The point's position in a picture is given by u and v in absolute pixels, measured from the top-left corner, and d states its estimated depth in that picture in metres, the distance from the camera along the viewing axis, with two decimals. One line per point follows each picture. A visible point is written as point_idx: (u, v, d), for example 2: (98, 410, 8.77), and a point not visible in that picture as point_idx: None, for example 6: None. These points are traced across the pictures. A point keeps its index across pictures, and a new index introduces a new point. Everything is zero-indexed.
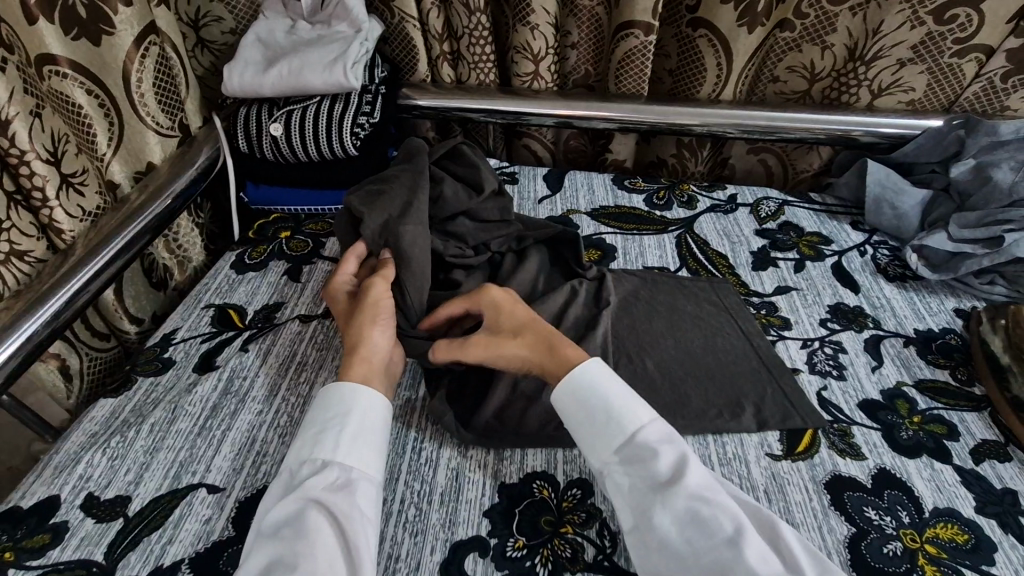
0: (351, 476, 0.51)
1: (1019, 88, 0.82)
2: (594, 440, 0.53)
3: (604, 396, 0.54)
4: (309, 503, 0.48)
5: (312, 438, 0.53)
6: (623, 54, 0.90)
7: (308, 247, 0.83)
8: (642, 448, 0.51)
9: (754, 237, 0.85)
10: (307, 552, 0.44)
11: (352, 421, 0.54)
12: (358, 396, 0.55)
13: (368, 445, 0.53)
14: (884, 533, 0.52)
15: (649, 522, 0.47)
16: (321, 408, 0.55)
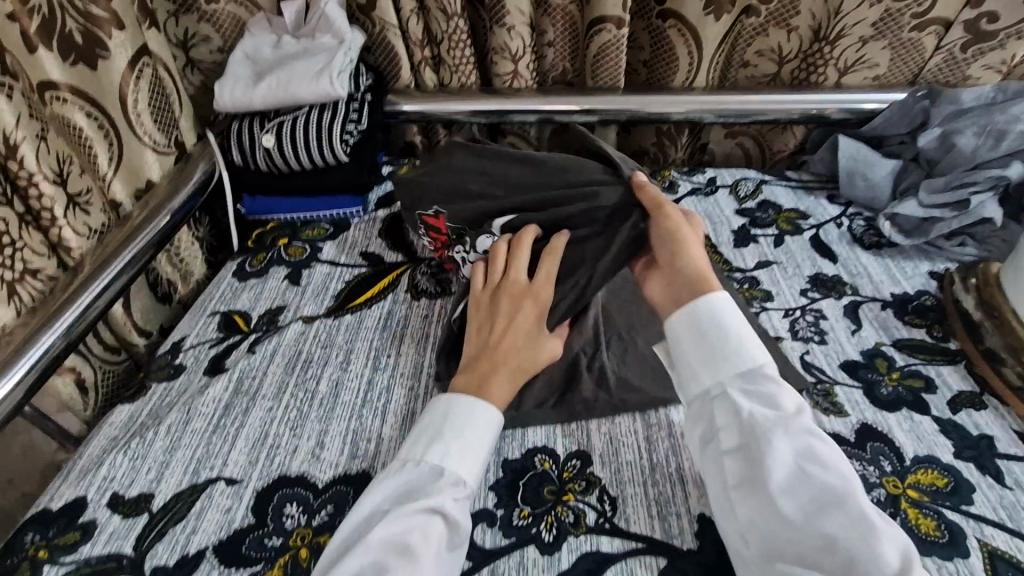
0: (465, 493, 0.51)
1: (978, 57, 0.86)
2: (706, 365, 0.54)
3: (723, 328, 0.54)
4: (428, 514, 0.49)
5: (445, 447, 0.53)
6: (597, 48, 0.94)
7: (306, 253, 0.87)
8: (764, 381, 0.52)
9: (734, 217, 0.89)
10: (419, 562, 0.46)
11: (472, 434, 0.54)
12: (489, 414, 0.55)
13: (482, 464, 0.54)
14: (867, 482, 0.55)
15: (757, 445, 0.48)
16: (457, 411, 0.55)
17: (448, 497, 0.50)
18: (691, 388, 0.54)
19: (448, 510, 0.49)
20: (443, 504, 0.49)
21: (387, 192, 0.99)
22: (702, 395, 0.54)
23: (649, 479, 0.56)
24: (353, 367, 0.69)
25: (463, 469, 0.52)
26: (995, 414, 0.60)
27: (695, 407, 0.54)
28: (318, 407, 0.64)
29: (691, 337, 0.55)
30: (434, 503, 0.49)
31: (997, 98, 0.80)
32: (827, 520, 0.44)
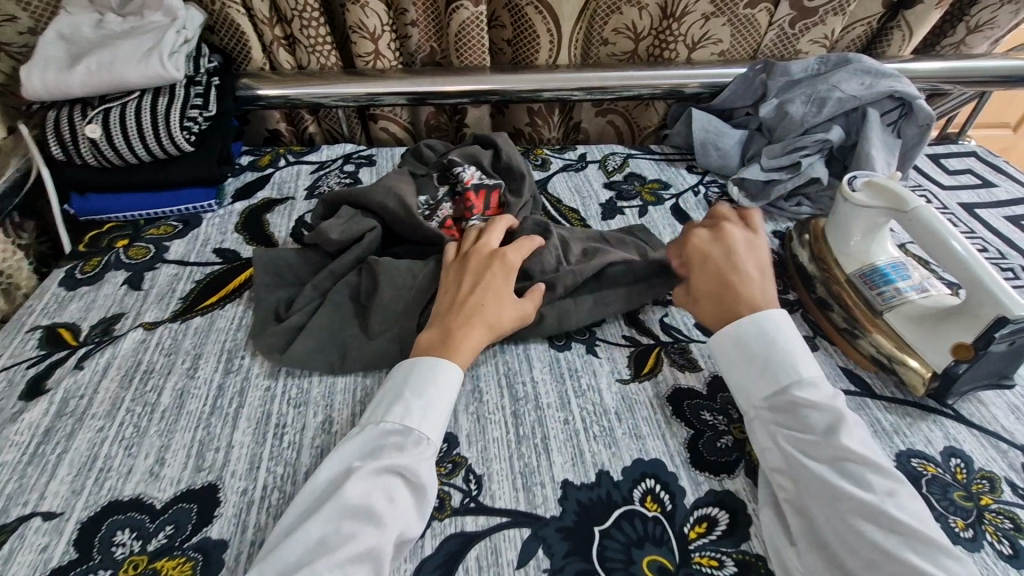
0: (426, 450, 0.51)
1: (805, 32, 0.93)
2: (747, 390, 0.56)
3: (772, 347, 0.55)
4: (390, 474, 0.48)
5: (399, 407, 0.52)
6: (458, 26, 0.92)
7: (149, 254, 0.78)
8: (798, 411, 0.51)
9: (602, 190, 0.91)
10: (380, 522, 0.45)
11: (438, 397, 0.54)
12: (447, 370, 0.55)
13: (441, 422, 0.53)
14: (717, 430, 0.58)
15: (835, 488, 0.46)
16: (421, 371, 0.55)
17: (408, 456, 0.50)
18: (766, 440, 0.53)
19: (409, 470, 0.49)
20: (403, 462, 0.49)
21: (244, 183, 0.92)
22: (768, 441, 0.52)
23: (515, 452, 0.56)
24: (202, 374, 0.63)
25: (422, 425, 0.52)
26: (826, 354, 0.66)
27: (774, 460, 0.51)
28: (160, 420, 0.58)
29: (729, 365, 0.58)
30: (392, 464, 0.48)
31: (821, 68, 0.87)
32: (904, 566, 0.41)
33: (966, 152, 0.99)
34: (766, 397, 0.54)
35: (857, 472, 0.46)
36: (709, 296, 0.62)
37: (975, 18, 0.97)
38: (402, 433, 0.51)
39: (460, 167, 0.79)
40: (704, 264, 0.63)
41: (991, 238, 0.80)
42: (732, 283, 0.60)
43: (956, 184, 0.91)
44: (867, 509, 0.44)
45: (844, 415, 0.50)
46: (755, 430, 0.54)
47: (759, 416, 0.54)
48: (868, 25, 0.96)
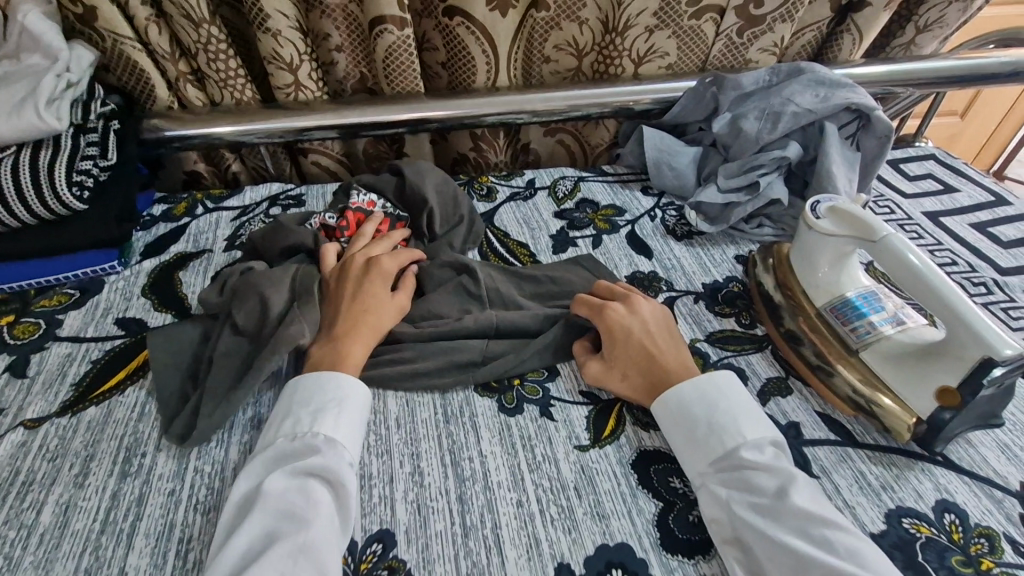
0: (338, 452, 0.50)
1: (753, 40, 0.89)
2: (690, 460, 0.52)
3: (709, 408, 0.53)
4: (297, 483, 0.47)
5: (303, 419, 0.52)
6: (385, 51, 0.85)
7: (39, 331, 0.68)
8: (748, 475, 0.48)
9: (553, 221, 0.84)
10: (306, 521, 0.45)
11: (336, 404, 0.53)
12: (346, 384, 0.55)
13: (350, 426, 0.53)
14: (688, 500, 0.52)
15: (803, 558, 0.42)
16: (307, 387, 0.54)
17: (323, 457, 0.49)
18: (711, 510, 0.49)
19: (324, 469, 0.48)
20: (315, 465, 0.48)
21: (155, 237, 0.82)
22: (717, 512, 0.48)
23: (461, 550, 0.48)
24: (93, 480, 0.54)
25: (326, 428, 0.51)
26: (800, 397, 0.60)
27: (724, 532, 0.47)
28: (37, 547, 0.49)
29: (670, 438, 0.54)
30: (309, 467, 0.48)
31: (772, 79, 0.82)
32: None
33: (924, 155, 0.96)
34: (712, 464, 0.50)
35: (821, 535, 0.43)
36: (638, 371, 0.58)
37: (924, 17, 0.94)
38: (311, 437, 0.51)
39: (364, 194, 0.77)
40: (629, 339, 0.59)
41: (959, 250, 0.76)
42: (658, 357, 0.58)
43: (917, 191, 0.88)
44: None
45: (792, 475, 0.47)
46: (701, 500, 0.50)
47: (703, 486, 0.50)
48: (817, 30, 0.92)
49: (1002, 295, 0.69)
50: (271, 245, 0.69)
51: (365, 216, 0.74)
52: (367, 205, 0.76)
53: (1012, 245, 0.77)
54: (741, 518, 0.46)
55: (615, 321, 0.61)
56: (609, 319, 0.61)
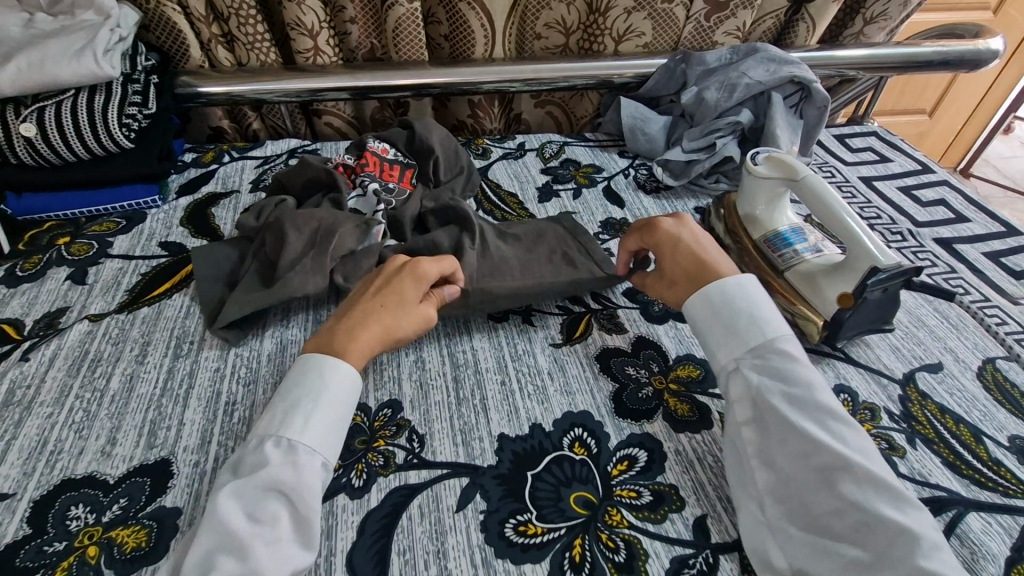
0: (302, 456, 0.50)
1: (719, 24, 1.01)
2: (725, 347, 0.58)
3: (750, 309, 0.58)
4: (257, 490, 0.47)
5: (276, 415, 0.52)
6: (394, 22, 0.96)
7: (93, 249, 0.79)
8: (780, 370, 0.53)
9: (540, 176, 0.96)
10: (255, 541, 0.44)
11: (307, 402, 0.52)
12: (327, 371, 0.54)
13: (323, 427, 0.52)
14: (640, 382, 0.64)
15: (816, 441, 0.48)
16: (291, 380, 0.54)
17: (282, 467, 0.48)
18: (740, 394, 0.55)
19: (281, 480, 0.47)
20: (271, 473, 0.47)
21: (188, 179, 0.93)
22: (744, 394, 0.54)
23: (455, 412, 0.60)
24: (151, 359, 0.65)
25: (296, 433, 0.50)
26: None
27: (747, 411, 0.54)
28: (110, 404, 0.60)
29: (704, 330, 0.60)
30: (262, 479, 0.47)
31: (732, 57, 0.95)
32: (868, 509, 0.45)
33: (867, 132, 1.09)
34: (747, 355, 0.56)
35: (832, 426, 0.50)
36: (684, 279, 0.64)
37: (869, 10, 1.07)
38: (275, 441, 0.50)
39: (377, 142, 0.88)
40: (683, 252, 0.65)
41: (884, 207, 0.89)
42: (709, 266, 0.63)
43: (857, 160, 1.01)
44: (841, 459, 0.47)
45: (819, 378, 0.53)
46: (731, 386, 0.56)
47: (737, 371, 0.56)
48: (776, 18, 1.04)
49: (914, 242, 0.82)
50: (295, 181, 0.80)
51: (379, 160, 0.85)
52: (380, 152, 0.87)
53: (930, 205, 0.90)
54: (766, 400, 0.52)
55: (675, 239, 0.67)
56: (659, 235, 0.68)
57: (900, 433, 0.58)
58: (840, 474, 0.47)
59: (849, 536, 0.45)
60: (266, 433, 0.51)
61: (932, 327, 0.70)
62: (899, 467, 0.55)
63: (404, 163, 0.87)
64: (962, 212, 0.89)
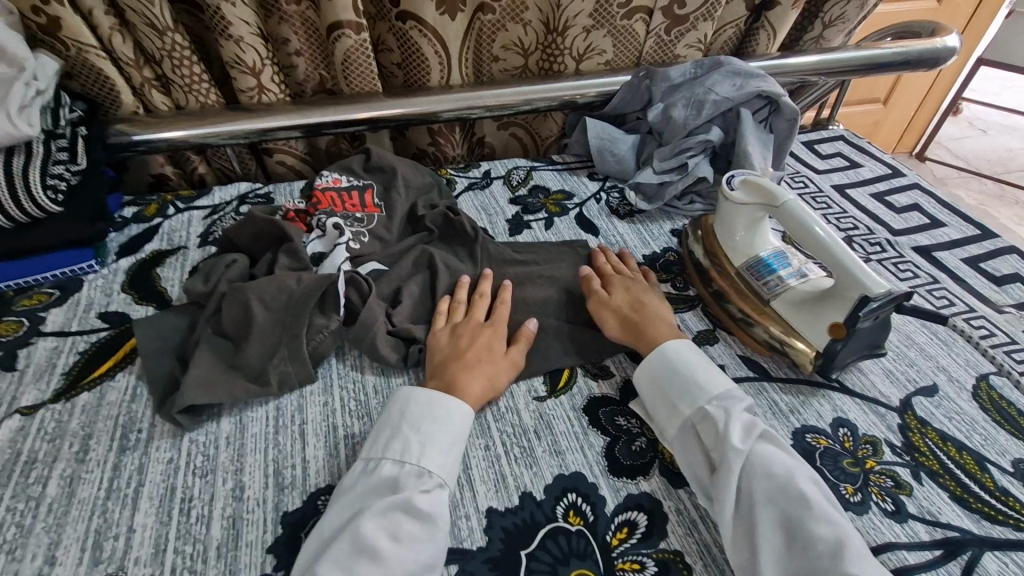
0: (434, 485, 0.52)
1: (680, 38, 0.98)
2: (660, 407, 0.59)
3: (678, 368, 0.60)
4: (400, 509, 0.49)
5: (412, 442, 0.54)
6: (343, 55, 0.91)
7: (23, 327, 0.71)
8: (742, 419, 0.55)
9: (508, 206, 0.92)
10: (392, 559, 0.46)
11: (445, 433, 0.56)
12: (454, 407, 0.57)
13: (453, 454, 0.55)
14: (632, 434, 0.60)
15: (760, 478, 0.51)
16: (418, 407, 0.57)
17: (422, 494, 0.51)
18: (695, 436, 0.56)
19: (418, 506, 0.50)
20: (412, 497, 0.50)
21: (129, 236, 0.86)
22: (703, 436, 0.56)
23: None
24: (93, 455, 0.58)
25: (434, 464, 0.53)
26: (725, 345, 0.70)
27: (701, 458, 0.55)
28: (48, 515, 0.53)
29: (653, 386, 0.61)
30: (403, 500, 0.50)
31: (696, 73, 0.92)
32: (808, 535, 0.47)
33: (834, 137, 1.08)
34: (700, 403, 0.57)
35: (781, 458, 0.52)
36: (629, 332, 0.67)
37: (828, 14, 1.05)
38: (416, 465, 0.53)
39: (321, 174, 0.85)
40: (620, 299, 0.70)
41: (860, 216, 0.88)
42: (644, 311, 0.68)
43: (828, 167, 0.99)
44: (801, 501, 0.48)
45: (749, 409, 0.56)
46: (682, 430, 0.57)
47: (698, 418, 0.57)
48: (736, 27, 1.01)
49: (893, 252, 0.81)
50: (244, 235, 0.74)
51: (328, 194, 0.82)
52: (331, 184, 0.83)
53: (904, 211, 0.89)
54: (728, 438, 0.53)
55: (625, 280, 0.73)
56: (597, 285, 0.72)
57: (905, 468, 0.56)
58: (802, 514, 0.47)
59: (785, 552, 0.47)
60: (401, 457, 0.53)
61: (922, 346, 0.68)
62: (908, 508, 0.53)
63: (359, 188, 0.84)
64: (936, 216, 0.88)
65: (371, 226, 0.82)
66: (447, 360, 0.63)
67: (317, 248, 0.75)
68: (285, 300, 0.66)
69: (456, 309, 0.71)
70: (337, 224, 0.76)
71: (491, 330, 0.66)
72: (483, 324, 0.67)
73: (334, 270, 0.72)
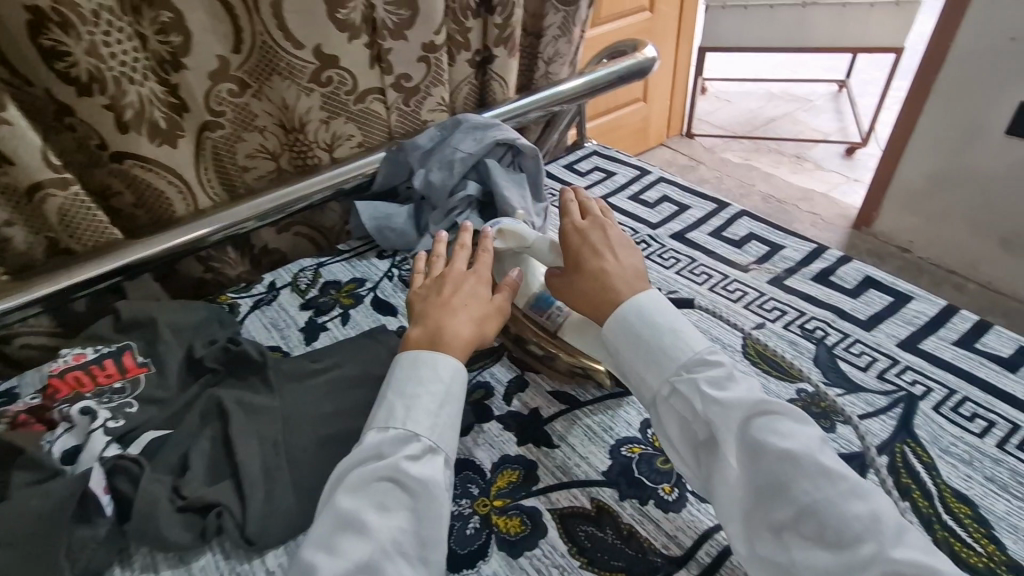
0: (422, 449, 0.54)
1: (420, 105, 1.02)
2: (650, 373, 0.57)
3: (652, 332, 0.57)
4: (385, 480, 0.51)
5: (396, 407, 0.56)
6: (58, 214, 0.81)
7: None
8: (739, 388, 0.53)
9: (299, 313, 0.87)
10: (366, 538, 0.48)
11: (434, 387, 0.57)
12: (441, 359, 0.58)
13: (438, 416, 0.56)
14: (463, 517, 0.58)
15: (763, 455, 0.49)
16: (406, 371, 0.58)
17: (402, 465, 0.52)
18: (683, 417, 0.54)
19: (401, 474, 0.51)
20: (392, 470, 0.51)
21: None
22: (690, 416, 0.54)
23: None
24: None
25: (418, 426, 0.55)
26: (536, 386, 0.71)
27: (696, 438, 0.53)
28: None
29: (622, 348, 0.59)
30: (379, 474, 0.51)
31: (443, 134, 0.96)
32: (830, 509, 0.45)
33: (589, 153, 1.19)
34: (678, 374, 0.55)
35: (789, 427, 0.49)
36: (584, 302, 0.64)
37: (545, 53, 1.17)
38: (402, 431, 0.54)
39: (63, 352, 0.74)
40: (580, 250, 0.66)
41: (624, 220, 0.97)
42: (600, 276, 0.63)
43: (590, 182, 1.09)
44: (821, 473, 0.46)
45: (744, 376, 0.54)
46: (667, 409, 0.55)
47: (674, 395, 0.55)
48: (470, 84, 1.09)
49: (656, 245, 0.90)
50: None
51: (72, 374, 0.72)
52: (74, 361, 0.73)
53: (658, 204, 1.00)
54: (717, 420, 0.51)
55: (576, 232, 0.68)
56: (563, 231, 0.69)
57: None
58: (820, 488, 0.46)
59: (799, 523, 0.46)
60: (386, 423, 0.55)
61: (696, 324, 0.75)
62: None
63: (112, 354, 0.74)
64: (682, 201, 1.00)
65: (137, 390, 0.71)
66: (434, 307, 0.65)
67: (66, 443, 0.65)
68: (26, 526, 0.54)
69: (439, 260, 0.73)
70: (86, 407, 0.68)
71: (482, 271, 0.69)
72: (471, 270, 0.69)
73: (93, 462, 0.63)
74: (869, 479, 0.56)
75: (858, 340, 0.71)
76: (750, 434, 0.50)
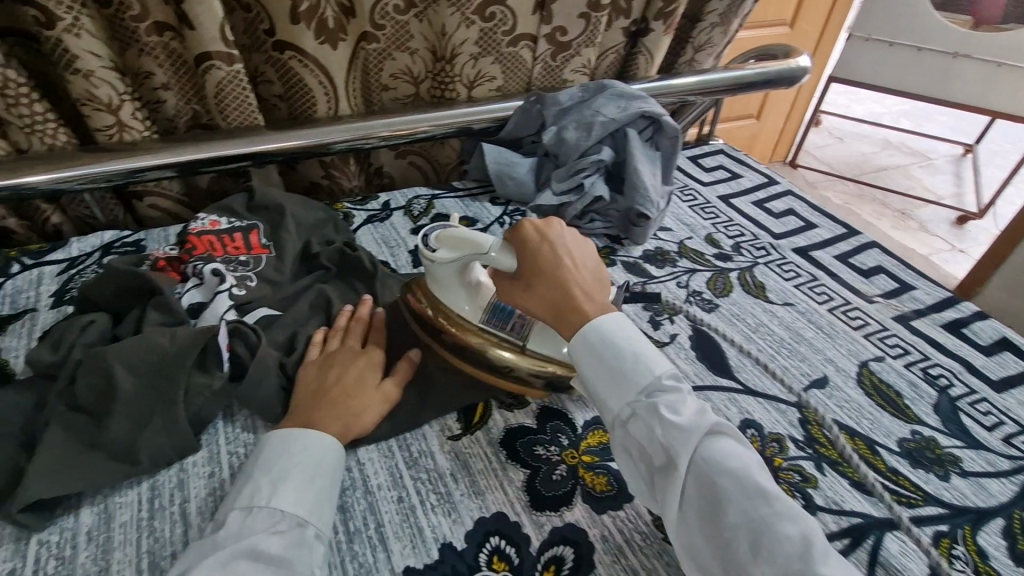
0: (292, 524, 0.46)
1: (566, 63, 1.01)
2: (615, 395, 0.51)
3: (620, 352, 0.52)
4: (248, 556, 0.43)
5: (263, 483, 0.48)
6: (215, 88, 0.84)
7: None
8: (697, 414, 0.48)
9: (409, 237, 0.89)
10: None
11: (300, 466, 0.50)
12: (314, 439, 0.52)
13: (311, 491, 0.49)
14: (551, 463, 0.59)
15: (712, 476, 0.44)
16: (272, 448, 0.51)
17: (267, 540, 0.45)
18: (638, 442, 0.49)
19: (266, 550, 0.44)
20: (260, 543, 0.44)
21: None
22: (648, 439, 0.48)
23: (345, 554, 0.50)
24: None
25: (286, 502, 0.47)
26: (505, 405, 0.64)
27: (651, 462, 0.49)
28: None
29: (593, 367, 0.53)
30: (247, 545, 0.44)
31: (584, 95, 0.95)
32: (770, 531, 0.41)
33: (716, 151, 1.16)
34: (640, 396, 0.50)
35: (732, 450, 0.46)
36: (548, 312, 0.57)
37: (697, 39, 1.14)
38: (268, 509, 0.47)
39: (196, 217, 0.77)
40: (545, 259, 0.58)
41: (745, 224, 0.94)
42: (571, 290, 0.57)
43: (713, 179, 1.06)
44: (757, 493, 0.43)
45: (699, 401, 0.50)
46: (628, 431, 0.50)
47: (635, 418, 0.49)
48: (616, 53, 1.07)
49: (777, 255, 0.87)
50: (104, 292, 0.66)
51: (203, 237, 0.75)
52: (208, 227, 0.76)
53: (782, 215, 0.97)
54: (670, 443, 0.46)
55: (544, 241, 0.59)
56: (523, 236, 0.59)
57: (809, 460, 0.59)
58: (755, 508, 0.42)
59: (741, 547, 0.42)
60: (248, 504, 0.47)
61: (810, 341, 0.72)
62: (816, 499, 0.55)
63: (241, 229, 0.77)
64: (809, 219, 0.96)
65: (258, 268, 0.75)
66: (307, 393, 0.57)
67: (193, 300, 0.68)
68: (156, 361, 0.58)
69: (335, 335, 0.65)
70: (215, 271, 0.70)
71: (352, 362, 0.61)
72: (359, 351, 0.62)
73: (216, 321, 0.65)
74: (954, 552, 0.52)
75: (986, 399, 0.67)
76: (701, 453, 0.46)
